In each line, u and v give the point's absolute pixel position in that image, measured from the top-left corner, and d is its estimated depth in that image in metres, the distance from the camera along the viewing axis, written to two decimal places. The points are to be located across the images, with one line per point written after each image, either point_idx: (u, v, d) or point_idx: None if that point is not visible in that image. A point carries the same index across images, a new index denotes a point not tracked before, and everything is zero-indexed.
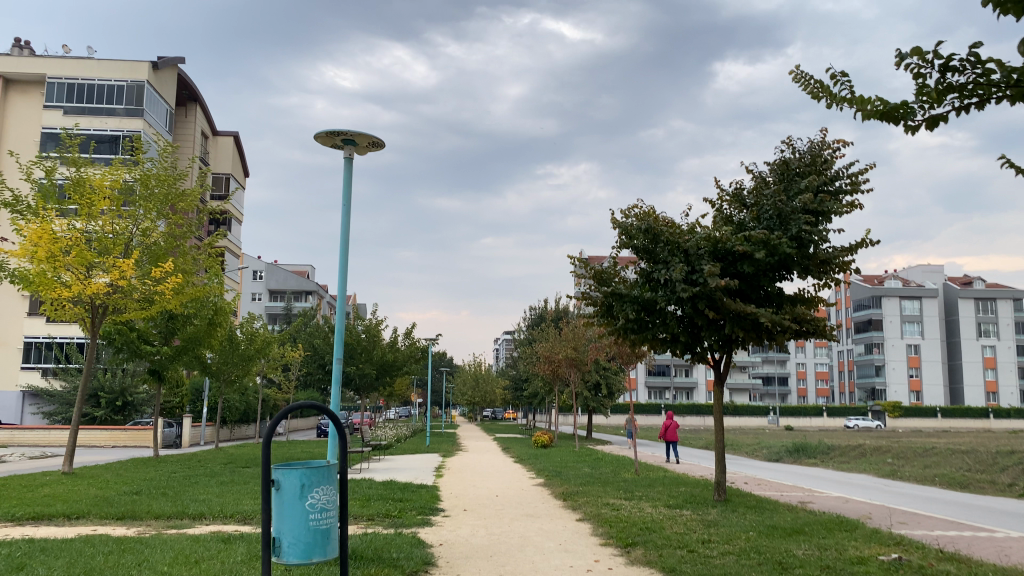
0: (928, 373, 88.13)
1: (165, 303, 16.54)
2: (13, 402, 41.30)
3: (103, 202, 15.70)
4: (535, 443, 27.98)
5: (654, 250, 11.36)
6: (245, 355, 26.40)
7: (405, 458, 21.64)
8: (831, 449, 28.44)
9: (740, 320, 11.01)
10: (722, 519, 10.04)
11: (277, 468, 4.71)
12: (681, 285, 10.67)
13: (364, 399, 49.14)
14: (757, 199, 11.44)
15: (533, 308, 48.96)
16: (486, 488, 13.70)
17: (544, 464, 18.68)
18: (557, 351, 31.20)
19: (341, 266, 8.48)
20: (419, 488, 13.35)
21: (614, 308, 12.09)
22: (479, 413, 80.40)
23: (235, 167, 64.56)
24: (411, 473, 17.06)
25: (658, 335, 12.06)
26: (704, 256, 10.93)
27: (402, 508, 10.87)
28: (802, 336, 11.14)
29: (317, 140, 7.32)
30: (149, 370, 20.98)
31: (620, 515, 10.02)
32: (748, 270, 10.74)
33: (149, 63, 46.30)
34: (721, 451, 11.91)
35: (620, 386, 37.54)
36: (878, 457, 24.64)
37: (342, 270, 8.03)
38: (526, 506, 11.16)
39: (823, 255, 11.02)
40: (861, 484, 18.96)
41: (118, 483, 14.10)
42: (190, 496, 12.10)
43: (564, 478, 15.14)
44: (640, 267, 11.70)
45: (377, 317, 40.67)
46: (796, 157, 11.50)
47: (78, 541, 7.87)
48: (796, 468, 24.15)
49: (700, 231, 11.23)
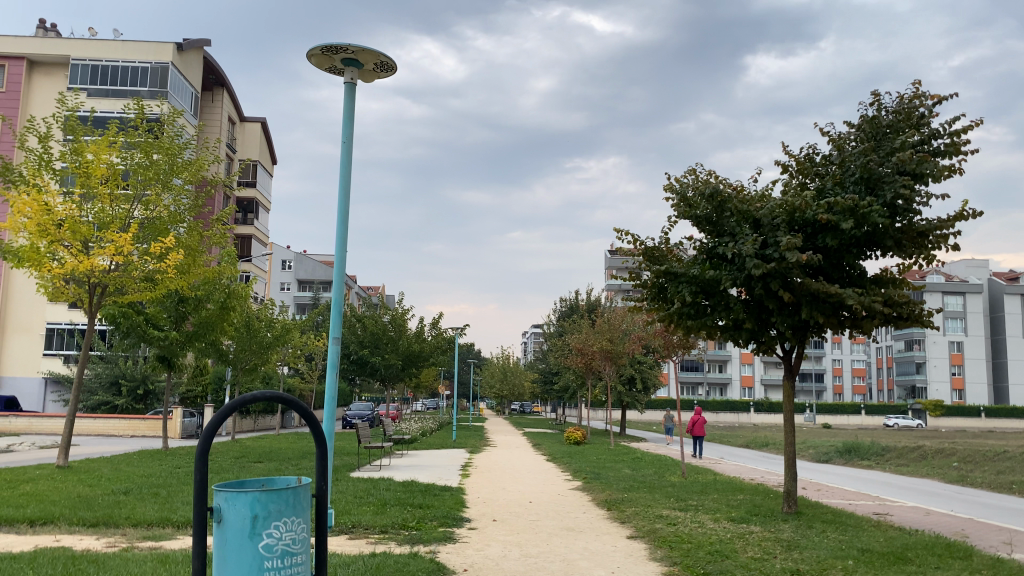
0: (971, 372, 85.28)
1: (169, 283, 15.16)
2: (35, 389, 40.61)
3: (100, 171, 14.40)
4: (567, 439, 26.46)
5: (718, 220, 9.69)
6: (263, 343, 25.12)
7: (431, 455, 20.17)
8: (886, 450, 26.52)
9: (820, 303, 9.36)
10: (802, 539, 8.36)
11: (219, 493, 3.38)
12: (754, 261, 9.00)
13: (390, 390, 48.02)
14: (840, 163, 9.75)
15: (565, 299, 47.45)
16: (517, 491, 12.22)
17: (581, 464, 17.11)
18: (591, 343, 29.56)
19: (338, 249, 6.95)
20: (442, 491, 11.85)
21: (668, 290, 10.47)
22: (507, 406, 79.18)
23: (262, 153, 63.62)
24: (435, 471, 15.59)
25: (718, 321, 10.43)
26: (778, 226, 9.26)
27: (422, 516, 9.37)
28: (893, 323, 9.47)
29: (311, 59, 5.71)
30: (157, 357, 19.65)
31: (680, 533, 8.38)
32: (831, 243, 9.08)
33: (174, 45, 45.36)
34: (791, 455, 10.27)
35: (656, 381, 35.83)
36: (941, 461, 22.75)
37: (346, 224, 6.53)
38: (566, 517, 9.58)
39: (917, 228, 9.33)
40: (931, 490, 17.15)
41: (110, 481, 12.74)
42: (183, 498, 10.68)
43: (605, 481, 13.51)
44: (700, 240, 10.03)
45: (404, 306, 39.37)
46: (886, 113, 9.78)
47: (22, 558, 6.44)
48: (851, 471, 22.32)
49: (774, 198, 9.56)
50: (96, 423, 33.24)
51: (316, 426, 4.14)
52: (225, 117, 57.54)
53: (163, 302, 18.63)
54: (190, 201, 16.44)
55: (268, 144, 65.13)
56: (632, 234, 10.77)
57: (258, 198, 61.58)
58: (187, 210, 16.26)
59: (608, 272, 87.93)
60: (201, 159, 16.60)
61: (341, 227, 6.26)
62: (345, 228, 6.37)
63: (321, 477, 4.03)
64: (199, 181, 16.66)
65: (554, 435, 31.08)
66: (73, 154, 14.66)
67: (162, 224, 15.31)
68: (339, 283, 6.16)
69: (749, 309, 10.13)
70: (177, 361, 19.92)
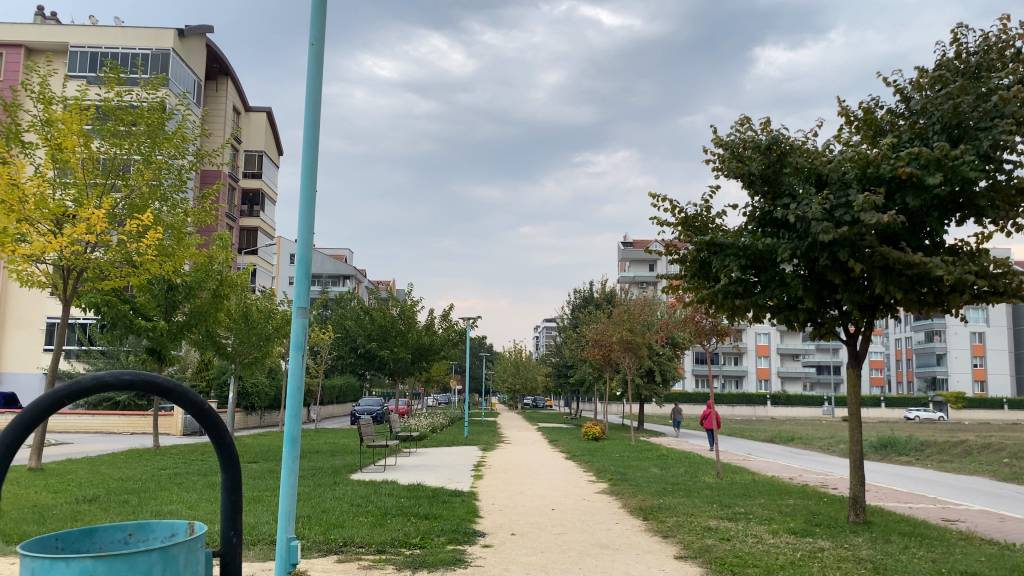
0: (993, 362, 83.31)
1: (152, 267, 13.74)
2: (36, 385, 39.46)
3: (73, 142, 13.03)
4: (585, 435, 25.06)
5: (777, 178, 8.25)
6: (264, 336, 23.72)
7: (442, 453, 18.77)
8: (924, 444, 24.95)
9: (895, 276, 7.92)
10: (890, 560, 6.88)
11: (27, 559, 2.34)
12: (823, 226, 7.55)
13: (400, 384, 46.67)
14: (919, 112, 8.31)
15: (578, 290, 46.00)
16: (537, 496, 10.77)
17: (604, 463, 15.72)
18: (609, 334, 28.10)
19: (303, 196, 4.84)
20: (452, 496, 10.48)
21: (714, 264, 9.02)
22: (520, 401, 77.85)
23: (268, 143, 62.33)
24: (443, 471, 14.23)
25: (771, 299, 9.00)
26: (852, 184, 7.80)
27: (428, 529, 8.01)
28: (984, 299, 7.99)
29: None
30: (147, 351, 18.36)
31: (740, 551, 6.95)
32: (912, 203, 7.64)
33: (175, 30, 44.15)
34: (857, 455, 8.85)
35: (676, 373, 34.33)
36: (989, 456, 21.19)
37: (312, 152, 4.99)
38: (596, 530, 8.18)
39: (1014, 185, 7.84)
40: (988, 489, 15.65)
41: (81, 485, 11.40)
42: (155, 507, 9.31)
43: (633, 483, 12.11)
44: (752, 204, 8.60)
45: (413, 297, 37.99)
46: (974, 50, 8.30)
47: None
48: (889, 467, 20.77)
49: (842, 151, 8.12)
50: (95, 420, 32.02)
51: (221, 433, 2.77)
52: (230, 107, 56.34)
53: (152, 289, 17.29)
54: (173, 177, 15.13)
55: (274, 135, 63.89)
56: (670, 201, 9.30)
57: (264, 189, 60.40)
58: (170, 188, 14.96)
59: (621, 263, 86.39)
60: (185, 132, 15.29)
61: (310, 165, 4.96)
62: (314, 162, 5.02)
63: (229, 523, 2.78)
64: (183, 155, 15.41)
65: (571, 430, 29.69)
66: (45, 125, 13.33)
67: (142, 202, 13.97)
68: (308, 252, 4.67)
69: (810, 285, 8.69)
70: (168, 355, 18.63)
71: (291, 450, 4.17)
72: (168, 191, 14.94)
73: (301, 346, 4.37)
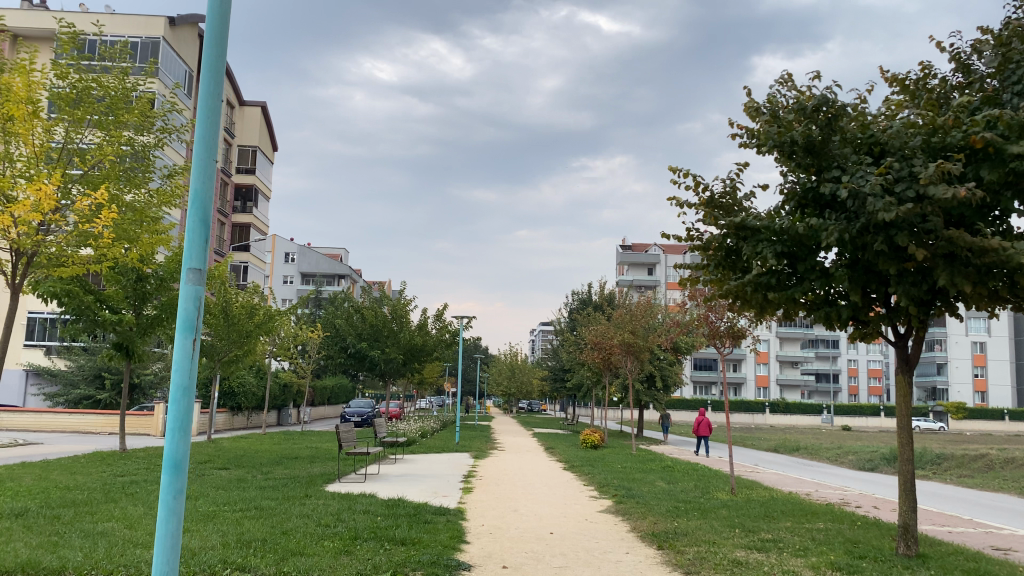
0: (994, 373, 82.30)
1: (110, 249, 12.35)
2: (15, 382, 38.01)
3: (23, 110, 11.45)
4: (583, 443, 23.84)
5: (826, 147, 6.97)
6: (245, 331, 22.28)
7: (430, 461, 17.45)
8: (941, 457, 23.66)
9: (963, 267, 6.63)
10: None
11: None
12: (884, 202, 6.24)
13: (392, 385, 45.42)
14: (994, 72, 7.07)
15: (576, 293, 44.82)
16: (535, 518, 9.43)
17: (606, 475, 14.43)
18: (610, 337, 26.77)
19: (206, 93, 3.41)
20: (437, 515, 9.18)
21: (745, 251, 7.79)
22: (515, 404, 76.51)
23: (263, 138, 60.97)
24: (430, 483, 12.91)
25: (808, 290, 7.73)
26: (917, 153, 6.50)
27: (404, 559, 6.70)
28: None
29: None
30: (114, 345, 16.92)
31: None
32: (987, 176, 6.37)
33: (165, 18, 42.81)
34: (908, 477, 7.58)
35: (677, 379, 33.12)
36: (1012, 472, 19.94)
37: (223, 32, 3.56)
38: (602, 563, 6.89)
39: None
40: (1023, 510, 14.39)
41: (17, 495, 10.06)
42: (87, 523, 7.93)
43: (641, 501, 10.84)
44: (792, 179, 7.33)
45: (406, 297, 36.71)
46: None
47: None
48: (903, 481, 19.56)
49: (902, 116, 6.86)
50: (72, 419, 30.79)
51: None
52: (223, 101, 55.04)
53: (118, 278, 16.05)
54: (136, 153, 13.86)
55: (268, 130, 62.55)
56: (694, 176, 8.07)
57: (257, 185, 59.13)
58: (132, 165, 13.64)
59: (619, 267, 85.24)
60: (148, 104, 14.03)
61: (218, 53, 3.53)
62: (225, 52, 3.57)
63: None
64: (147, 129, 14.21)
65: (569, 437, 28.45)
66: None
67: (100, 178, 12.57)
68: (207, 189, 3.42)
69: (855, 276, 7.45)
70: (139, 351, 17.23)
71: (174, 475, 3.28)
72: (131, 168, 13.59)
73: (191, 329, 3.31)
